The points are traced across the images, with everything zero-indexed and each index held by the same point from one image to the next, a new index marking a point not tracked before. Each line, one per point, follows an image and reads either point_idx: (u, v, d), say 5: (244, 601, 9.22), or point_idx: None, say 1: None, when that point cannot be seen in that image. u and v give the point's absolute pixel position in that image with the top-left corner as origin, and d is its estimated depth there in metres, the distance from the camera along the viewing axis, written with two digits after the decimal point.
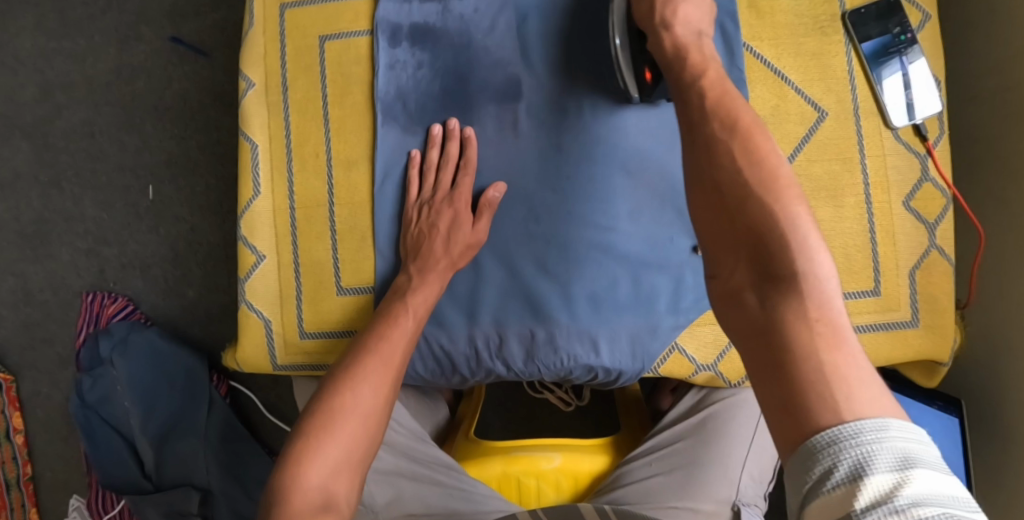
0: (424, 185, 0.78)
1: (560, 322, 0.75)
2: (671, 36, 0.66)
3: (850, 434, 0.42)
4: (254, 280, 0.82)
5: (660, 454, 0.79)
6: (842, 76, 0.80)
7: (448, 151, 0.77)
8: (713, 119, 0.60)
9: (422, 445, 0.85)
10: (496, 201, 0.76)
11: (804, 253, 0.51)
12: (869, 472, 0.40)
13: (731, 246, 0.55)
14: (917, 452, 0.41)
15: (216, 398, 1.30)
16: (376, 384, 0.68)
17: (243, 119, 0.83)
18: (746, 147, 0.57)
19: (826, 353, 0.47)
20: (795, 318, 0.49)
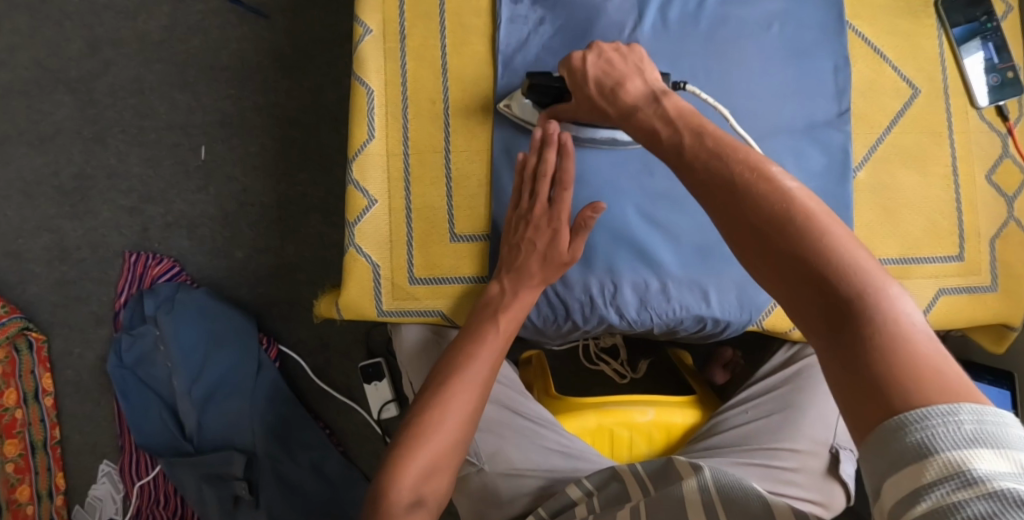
0: (522, 194, 0.78)
1: (672, 272, 0.79)
2: (634, 124, 0.65)
3: (915, 420, 0.41)
4: (365, 223, 0.82)
5: (755, 403, 0.86)
6: (934, 57, 0.84)
7: (546, 161, 0.75)
8: (705, 139, 0.57)
9: (522, 400, 0.85)
10: (592, 222, 0.74)
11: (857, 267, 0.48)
12: (940, 451, 0.39)
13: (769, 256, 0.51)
14: (991, 428, 0.40)
15: (265, 362, 1.28)
16: (467, 398, 0.73)
17: (358, 63, 0.85)
18: (751, 165, 0.54)
19: (904, 357, 0.44)
20: (859, 325, 0.46)
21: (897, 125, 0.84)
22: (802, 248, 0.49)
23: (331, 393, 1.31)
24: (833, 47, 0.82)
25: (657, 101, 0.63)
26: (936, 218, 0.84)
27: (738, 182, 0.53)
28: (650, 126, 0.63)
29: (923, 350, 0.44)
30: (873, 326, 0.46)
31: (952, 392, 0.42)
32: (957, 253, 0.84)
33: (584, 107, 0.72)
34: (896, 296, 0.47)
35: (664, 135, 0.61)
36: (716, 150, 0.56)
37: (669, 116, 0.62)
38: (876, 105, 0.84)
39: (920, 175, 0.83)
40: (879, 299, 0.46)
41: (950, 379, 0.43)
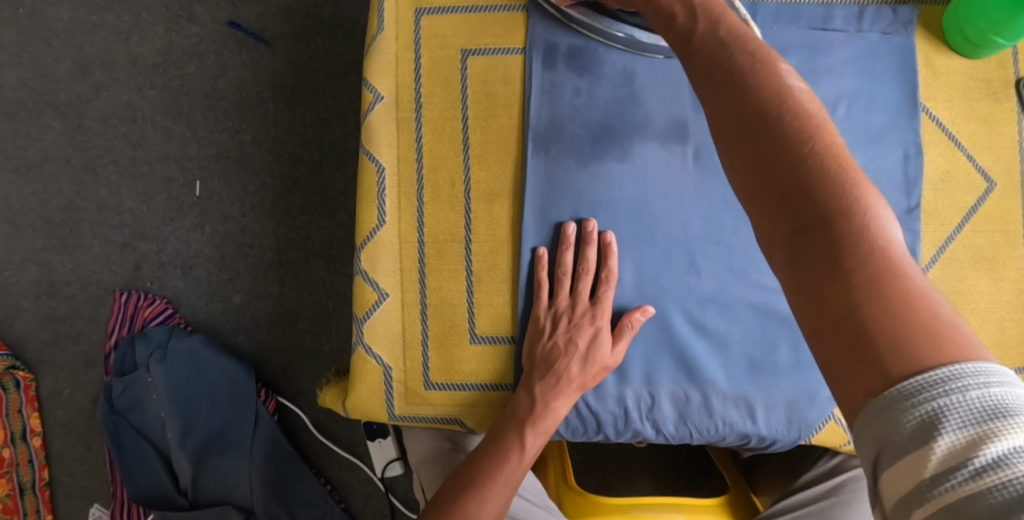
0: (558, 293, 0.72)
1: (716, 385, 0.72)
2: (656, 10, 0.59)
3: (915, 390, 0.37)
4: (375, 319, 0.74)
5: (795, 515, 0.79)
6: (1011, 145, 0.76)
7: (587, 257, 0.71)
8: (718, 38, 0.53)
9: (545, 511, 0.77)
10: (639, 325, 0.71)
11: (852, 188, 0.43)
12: (943, 429, 0.36)
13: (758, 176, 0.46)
14: (998, 395, 0.36)
15: (263, 415, 1.21)
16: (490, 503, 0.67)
17: (367, 136, 0.77)
18: (754, 57, 0.51)
19: (892, 292, 0.40)
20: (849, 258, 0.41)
21: (968, 223, 0.75)
22: (794, 150, 0.45)
23: (333, 449, 1.24)
24: (900, 133, 0.74)
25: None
26: (1004, 326, 0.76)
27: (739, 73, 0.50)
28: (671, 13, 0.58)
29: (912, 285, 0.40)
30: (858, 252, 0.41)
31: (943, 344, 0.38)
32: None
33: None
34: (886, 219, 0.43)
35: (682, 22, 0.56)
36: (722, 41, 0.52)
37: (691, 5, 0.56)
38: (946, 200, 0.75)
39: (990, 278, 0.75)
40: (869, 221, 0.42)
41: (942, 326, 0.38)
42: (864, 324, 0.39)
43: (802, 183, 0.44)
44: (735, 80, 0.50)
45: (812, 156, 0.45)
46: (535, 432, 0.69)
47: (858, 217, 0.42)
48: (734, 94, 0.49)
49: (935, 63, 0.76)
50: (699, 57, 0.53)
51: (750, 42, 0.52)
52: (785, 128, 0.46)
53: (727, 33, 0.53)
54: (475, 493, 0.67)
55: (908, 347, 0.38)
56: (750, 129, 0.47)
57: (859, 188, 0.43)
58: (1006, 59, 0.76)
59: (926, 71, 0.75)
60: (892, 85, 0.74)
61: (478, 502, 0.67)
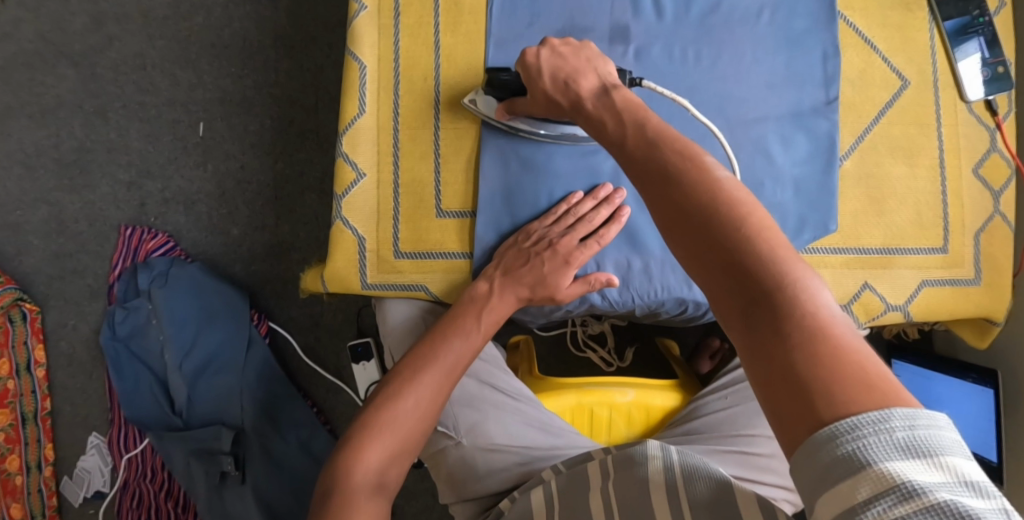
0: (561, 221, 0.79)
1: (654, 252, 0.80)
2: (583, 115, 0.65)
3: (846, 430, 0.40)
4: (353, 195, 0.83)
5: (735, 389, 0.86)
6: (924, 48, 0.85)
7: (599, 212, 0.79)
8: (646, 129, 0.58)
9: (504, 377, 0.85)
10: (598, 287, 0.79)
11: (782, 261, 0.47)
12: (869, 463, 0.38)
13: (699, 254, 0.50)
14: (923, 439, 0.39)
15: (256, 338, 1.30)
16: (432, 385, 0.74)
17: (351, 38, 0.85)
18: (686, 156, 0.54)
19: (826, 353, 0.43)
20: (782, 321, 0.45)
21: (884, 116, 0.84)
22: (727, 233, 0.49)
23: (321, 372, 1.32)
24: (822, 36, 0.83)
25: (606, 94, 0.64)
26: (920, 209, 0.84)
27: (671, 171, 0.53)
28: (598, 118, 0.63)
29: (845, 345, 0.43)
30: (793, 316, 0.45)
31: (871, 389, 0.41)
32: (941, 246, 0.84)
33: (539, 103, 0.72)
34: (817, 288, 0.47)
35: (611, 127, 0.61)
36: (655, 140, 0.57)
37: (616, 110, 0.62)
38: (863, 96, 0.84)
39: (906, 165, 0.84)
40: (800, 291, 0.46)
41: (871, 377, 0.42)
42: (799, 375, 0.43)
43: (739, 261, 0.48)
44: (671, 179, 0.53)
45: (744, 239, 0.49)
46: (488, 317, 0.78)
47: (790, 287, 0.46)
48: (671, 189, 0.53)
49: None
50: (636, 153, 0.57)
51: (676, 139, 0.56)
52: (719, 217, 0.50)
53: (653, 130, 0.58)
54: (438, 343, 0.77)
55: (840, 398, 0.41)
56: (687, 218, 0.51)
57: (789, 263, 0.47)
58: None
59: None
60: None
61: (435, 370, 0.75)
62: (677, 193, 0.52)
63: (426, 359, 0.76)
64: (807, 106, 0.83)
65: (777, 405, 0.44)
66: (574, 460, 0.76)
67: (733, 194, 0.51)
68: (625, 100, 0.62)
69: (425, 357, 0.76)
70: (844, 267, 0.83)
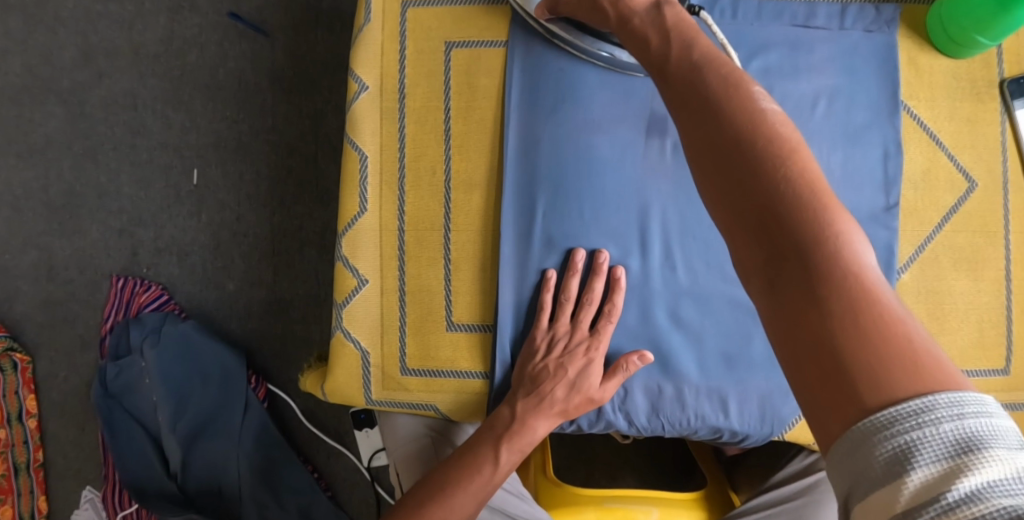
0: (559, 319, 0.72)
1: (688, 378, 0.72)
2: (626, 33, 0.55)
3: (887, 422, 0.34)
4: (354, 304, 0.75)
5: (769, 513, 0.78)
6: (994, 146, 0.76)
7: (593, 288, 0.71)
8: (687, 50, 0.49)
9: (520, 502, 0.76)
10: (634, 369, 0.70)
11: (829, 208, 0.40)
12: (913, 466, 0.33)
13: (731, 191, 0.42)
14: (977, 433, 0.33)
15: (253, 402, 1.23)
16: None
17: (351, 125, 0.78)
18: (728, 81, 0.45)
19: (869, 324, 0.36)
20: (823, 283, 0.38)
21: (947, 223, 0.75)
22: (763, 173, 0.41)
23: (320, 437, 1.26)
24: (878, 131, 0.74)
25: (659, 8, 0.53)
26: (983, 327, 0.76)
27: (708, 96, 0.45)
28: (643, 37, 0.52)
29: (892, 318, 0.36)
30: (834, 280, 0.38)
31: (921, 376, 0.35)
32: (1003, 367, 0.76)
33: (586, 3, 0.62)
34: (863, 245, 0.39)
35: (656, 46, 0.51)
36: (693, 62, 0.48)
37: (664, 26, 0.51)
38: (926, 199, 0.75)
39: (971, 279, 0.75)
40: (843, 247, 0.38)
41: (920, 362, 0.35)
42: (840, 353, 0.36)
43: (773, 208, 0.40)
44: (707, 103, 0.45)
45: (784, 179, 0.41)
46: (511, 448, 0.69)
47: (832, 240, 0.39)
48: (704, 113, 0.45)
49: (919, 62, 0.75)
50: (674, 77, 0.48)
51: (720, 62, 0.47)
52: (757, 153, 0.42)
53: (699, 54, 0.48)
54: (454, 482, 0.69)
55: (885, 386, 0.34)
56: (720, 149, 0.43)
57: (833, 209, 0.39)
58: (991, 59, 0.76)
59: (909, 70, 0.75)
60: (872, 83, 0.74)
61: (445, 511, 0.68)
62: (712, 122, 0.44)
63: (434, 505, 0.68)
64: (863, 212, 0.73)
65: (810, 383, 0.37)
66: None
67: (778, 129, 0.43)
68: (676, 18, 0.52)
69: (433, 498, 0.69)
70: None
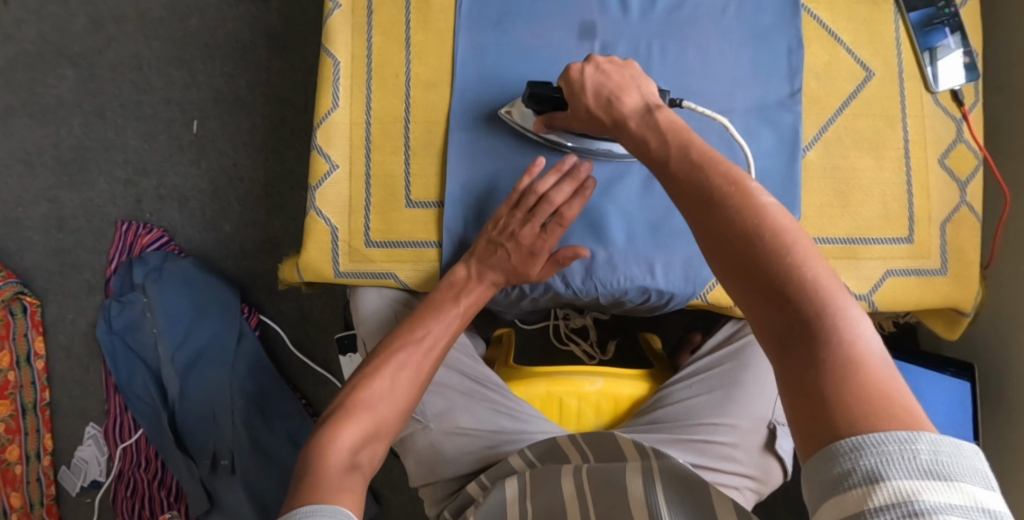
0: (523, 206, 0.79)
1: (617, 243, 0.82)
2: (622, 133, 0.65)
3: (870, 444, 0.40)
4: (326, 187, 0.85)
5: (700, 377, 0.86)
6: (889, 42, 0.86)
7: (559, 189, 0.78)
8: (691, 151, 0.57)
9: (475, 364, 0.88)
10: (566, 262, 0.80)
11: (826, 291, 0.47)
12: (886, 479, 0.39)
13: (741, 276, 0.50)
14: (945, 463, 0.39)
15: (246, 330, 1.33)
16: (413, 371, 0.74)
17: (327, 37, 0.87)
18: (730, 179, 0.53)
19: (858, 382, 0.43)
20: (822, 348, 0.45)
21: (849, 107, 0.85)
22: (772, 259, 0.49)
23: (310, 365, 1.35)
24: (786, 28, 0.84)
25: (651, 113, 0.63)
26: (885, 201, 0.85)
27: (716, 196, 0.53)
28: (641, 136, 0.62)
29: (878, 375, 0.44)
30: (830, 346, 0.45)
31: (902, 419, 0.42)
32: (907, 236, 0.85)
33: (580, 116, 0.72)
34: (859, 320, 0.47)
35: (651, 146, 0.61)
36: (697, 164, 0.56)
37: (659, 129, 0.61)
38: (829, 88, 0.85)
39: (873, 157, 0.85)
40: (841, 321, 0.46)
41: (900, 405, 0.42)
42: (831, 402, 0.43)
43: (782, 289, 0.48)
44: (714, 204, 0.53)
45: (789, 265, 0.48)
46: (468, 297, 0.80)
47: (832, 314, 0.46)
48: (714, 213, 0.52)
49: None
50: (678, 174, 0.56)
51: (723, 164, 0.55)
52: (766, 247, 0.49)
53: (698, 155, 0.56)
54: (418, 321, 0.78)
55: (867, 423, 0.42)
56: (729, 243, 0.51)
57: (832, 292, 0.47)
58: None
59: None
60: None
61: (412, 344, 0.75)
62: (724, 215, 0.52)
63: (405, 342, 0.75)
64: (771, 98, 0.84)
65: (805, 428, 0.44)
66: (542, 447, 0.79)
67: (779, 223, 0.50)
68: (667, 121, 0.61)
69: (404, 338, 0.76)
70: None
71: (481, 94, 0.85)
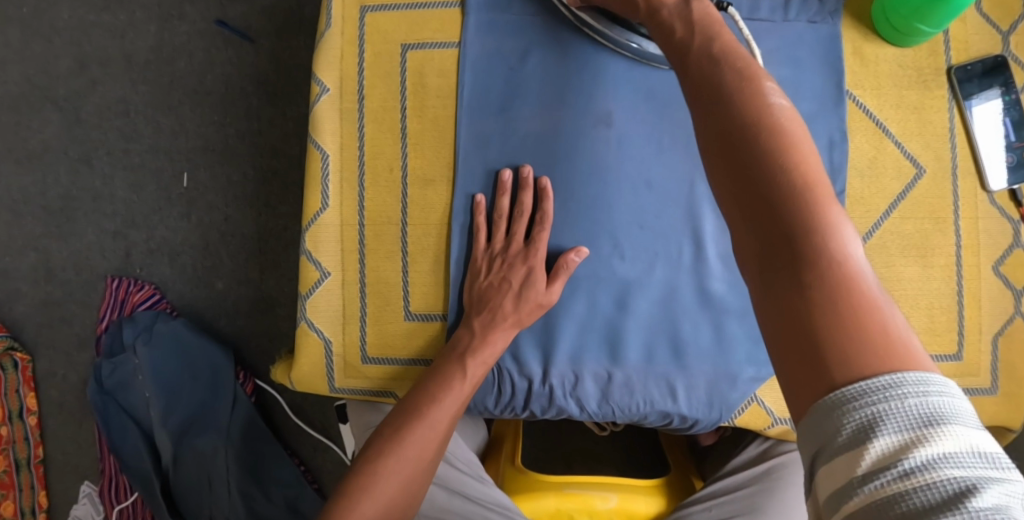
0: (494, 234, 0.76)
1: (636, 366, 0.75)
2: (656, 24, 0.57)
3: (855, 395, 0.36)
4: (317, 296, 0.78)
5: (721, 500, 0.79)
6: (942, 133, 0.77)
7: (522, 200, 0.75)
8: (712, 47, 0.52)
9: (478, 483, 0.80)
10: (573, 266, 0.73)
11: (822, 201, 0.42)
12: (874, 435, 0.35)
13: (734, 178, 0.45)
14: (936, 405, 0.35)
15: (241, 397, 1.27)
16: (420, 449, 0.69)
17: (313, 125, 0.80)
18: (744, 75, 0.48)
19: (844, 305, 0.39)
20: (809, 263, 0.41)
21: (896, 209, 0.76)
22: (765, 162, 0.44)
23: (308, 431, 1.29)
24: (825, 122, 0.76)
25: (687, 2, 0.56)
26: (932, 313, 0.77)
27: (723, 91, 0.48)
28: (670, 29, 0.56)
29: (867, 299, 0.39)
30: (818, 264, 0.41)
31: (890, 358, 0.37)
32: (955, 352, 0.77)
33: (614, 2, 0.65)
34: (853, 239, 0.42)
35: (678, 41, 0.55)
36: (714, 60, 0.51)
37: (690, 20, 0.55)
38: (873, 186, 0.77)
39: (920, 265, 0.77)
40: (829, 235, 0.41)
41: (886, 339, 0.38)
42: (815, 331, 0.39)
43: (773, 197, 0.43)
44: (721, 98, 0.48)
45: (782, 169, 0.44)
46: (475, 362, 0.72)
47: (821, 225, 0.41)
48: (718, 107, 0.48)
49: (865, 52, 0.77)
50: (693, 72, 0.51)
51: (739, 59, 0.50)
52: (764, 146, 0.45)
53: (719, 50, 0.51)
54: (430, 395, 0.71)
55: (854, 359, 0.38)
56: (729, 142, 0.46)
57: (828, 205, 0.42)
58: (937, 47, 0.77)
59: (855, 60, 0.77)
60: (819, 76, 0.76)
61: (421, 432, 0.70)
62: (726, 112, 0.47)
63: (411, 415, 0.70)
64: None
65: (784, 355, 0.40)
66: None
67: (784, 125, 0.45)
68: (702, 13, 0.55)
69: (412, 412, 0.71)
70: None
71: (486, 190, 0.77)
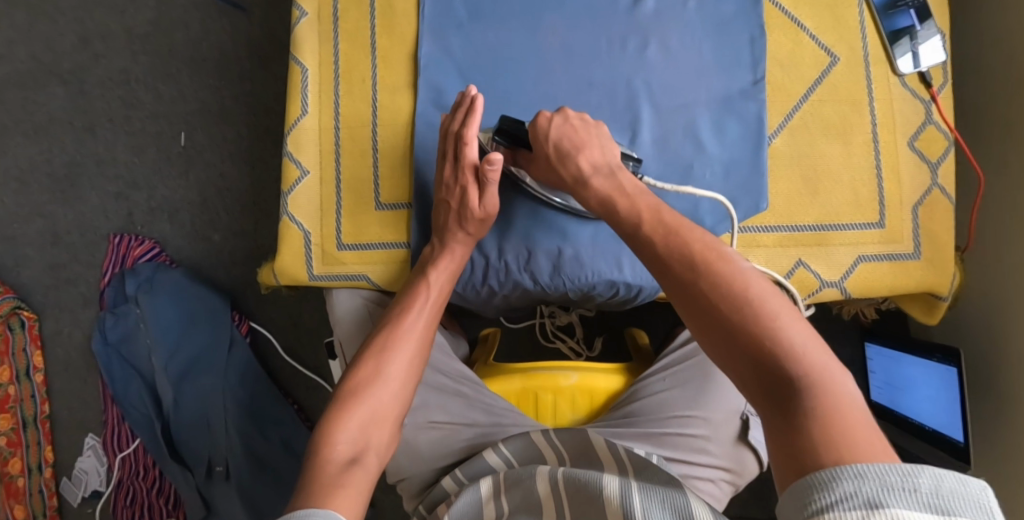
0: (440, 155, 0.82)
1: (584, 239, 0.82)
2: (585, 189, 0.72)
3: (874, 475, 0.43)
4: (297, 193, 0.87)
5: (672, 371, 0.87)
6: (854, 26, 0.85)
7: (454, 122, 0.80)
8: (667, 218, 0.64)
9: (448, 359, 0.89)
10: (494, 174, 0.77)
11: (799, 344, 0.53)
12: (885, 506, 0.41)
13: (722, 335, 0.55)
14: (946, 497, 0.42)
15: (237, 337, 1.34)
16: (404, 358, 0.74)
17: (295, 44, 0.89)
18: (706, 245, 0.60)
19: (832, 423, 0.48)
20: (799, 396, 0.50)
21: (813, 93, 0.85)
22: (742, 316, 0.55)
23: (301, 371, 1.37)
24: (748, 20, 0.84)
25: (611, 176, 0.71)
26: (855, 188, 0.84)
27: (698, 260, 0.59)
28: (609, 199, 0.70)
29: (847, 416, 0.49)
30: (808, 394, 0.50)
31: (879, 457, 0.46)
32: (878, 221, 0.84)
33: (540, 166, 0.77)
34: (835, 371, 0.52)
35: (620, 208, 0.68)
36: (673, 231, 0.62)
37: (623, 190, 0.69)
38: (793, 76, 0.85)
39: (841, 143, 0.84)
40: (813, 372, 0.51)
41: (869, 443, 0.47)
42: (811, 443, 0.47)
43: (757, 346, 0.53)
44: (694, 264, 0.59)
45: (759, 320, 0.54)
46: (437, 270, 0.79)
47: (801, 364, 0.52)
48: (692, 274, 0.59)
49: None
50: (660, 241, 0.62)
51: (699, 232, 0.62)
52: (739, 307, 0.55)
53: (672, 220, 0.64)
54: (404, 301, 0.78)
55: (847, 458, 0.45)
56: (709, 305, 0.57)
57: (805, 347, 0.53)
58: None
59: None
60: None
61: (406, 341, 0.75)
62: (702, 276, 0.58)
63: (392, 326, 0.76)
64: (736, 87, 0.84)
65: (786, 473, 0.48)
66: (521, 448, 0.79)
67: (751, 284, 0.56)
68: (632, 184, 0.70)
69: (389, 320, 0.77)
70: (777, 245, 0.84)
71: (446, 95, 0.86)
